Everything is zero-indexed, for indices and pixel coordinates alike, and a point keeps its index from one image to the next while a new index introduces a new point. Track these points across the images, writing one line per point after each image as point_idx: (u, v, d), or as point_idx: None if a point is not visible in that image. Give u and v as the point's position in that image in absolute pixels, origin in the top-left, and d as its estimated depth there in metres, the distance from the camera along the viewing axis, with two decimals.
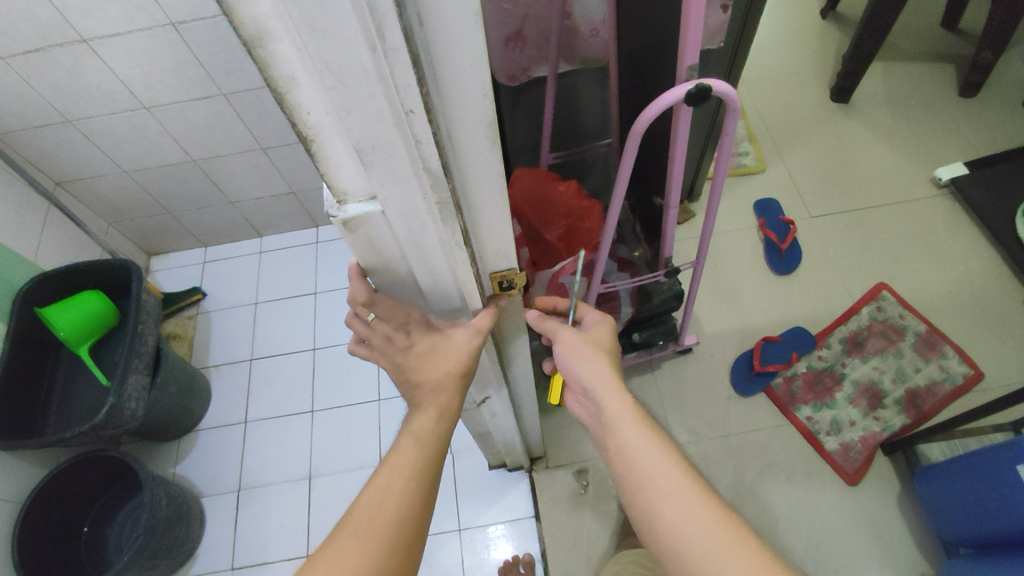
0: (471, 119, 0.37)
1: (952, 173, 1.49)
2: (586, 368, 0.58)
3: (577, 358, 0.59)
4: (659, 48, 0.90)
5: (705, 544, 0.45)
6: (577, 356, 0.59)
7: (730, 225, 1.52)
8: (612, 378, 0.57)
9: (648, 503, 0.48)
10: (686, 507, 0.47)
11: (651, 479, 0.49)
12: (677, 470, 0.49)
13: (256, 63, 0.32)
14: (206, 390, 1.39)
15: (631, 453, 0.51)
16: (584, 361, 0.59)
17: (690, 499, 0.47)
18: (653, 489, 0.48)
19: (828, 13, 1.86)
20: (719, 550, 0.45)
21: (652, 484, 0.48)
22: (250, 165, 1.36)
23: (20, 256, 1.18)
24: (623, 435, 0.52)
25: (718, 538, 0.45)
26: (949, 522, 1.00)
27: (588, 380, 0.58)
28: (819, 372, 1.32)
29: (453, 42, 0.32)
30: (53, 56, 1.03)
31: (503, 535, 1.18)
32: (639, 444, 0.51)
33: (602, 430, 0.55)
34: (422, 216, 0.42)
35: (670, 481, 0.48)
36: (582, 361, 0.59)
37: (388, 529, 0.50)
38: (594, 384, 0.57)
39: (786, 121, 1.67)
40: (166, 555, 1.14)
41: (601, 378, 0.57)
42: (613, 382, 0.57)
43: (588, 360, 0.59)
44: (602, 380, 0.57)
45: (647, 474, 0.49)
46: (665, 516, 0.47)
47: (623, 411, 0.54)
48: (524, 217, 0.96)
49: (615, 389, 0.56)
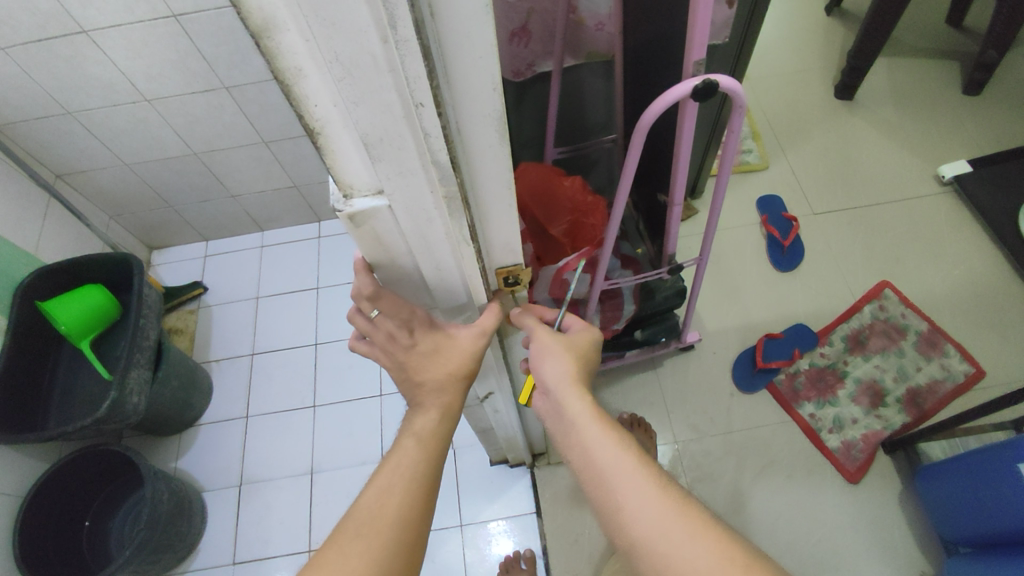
0: (479, 112, 0.36)
1: (955, 170, 1.49)
2: (549, 366, 0.57)
3: (543, 353, 0.57)
4: (666, 42, 0.89)
5: (668, 536, 0.45)
6: (543, 352, 0.57)
7: (733, 222, 1.52)
8: (574, 381, 0.56)
9: (610, 499, 0.48)
10: (647, 499, 0.47)
11: (610, 474, 0.49)
12: (641, 470, 0.49)
13: (263, 54, 0.32)
14: (207, 384, 1.39)
15: (590, 450, 0.51)
16: (550, 357, 0.57)
17: (648, 491, 0.47)
18: (612, 483, 0.48)
19: (834, 9, 1.85)
20: (682, 544, 0.44)
21: (612, 479, 0.49)
22: (251, 158, 1.35)
23: (19, 248, 1.17)
24: (581, 431, 0.52)
25: (680, 527, 0.45)
26: (950, 521, 1.00)
27: (551, 380, 0.56)
28: (821, 370, 1.32)
29: (464, 34, 0.31)
30: (54, 48, 1.02)
31: (503, 530, 1.18)
32: (597, 440, 0.51)
33: (562, 429, 0.55)
34: (430, 212, 0.42)
35: (627, 475, 0.48)
36: (550, 361, 0.57)
37: (390, 530, 0.49)
38: (555, 382, 0.56)
39: (790, 117, 1.67)
40: (167, 550, 1.14)
41: (563, 380, 0.56)
42: (575, 385, 0.55)
43: (553, 358, 0.57)
44: (563, 380, 0.56)
45: (605, 469, 0.49)
46: (625, 509, 0.47)
47: (580, 408, 0.53)
48: (529, 212, 0.96)
49: (575, 391, 0.55)
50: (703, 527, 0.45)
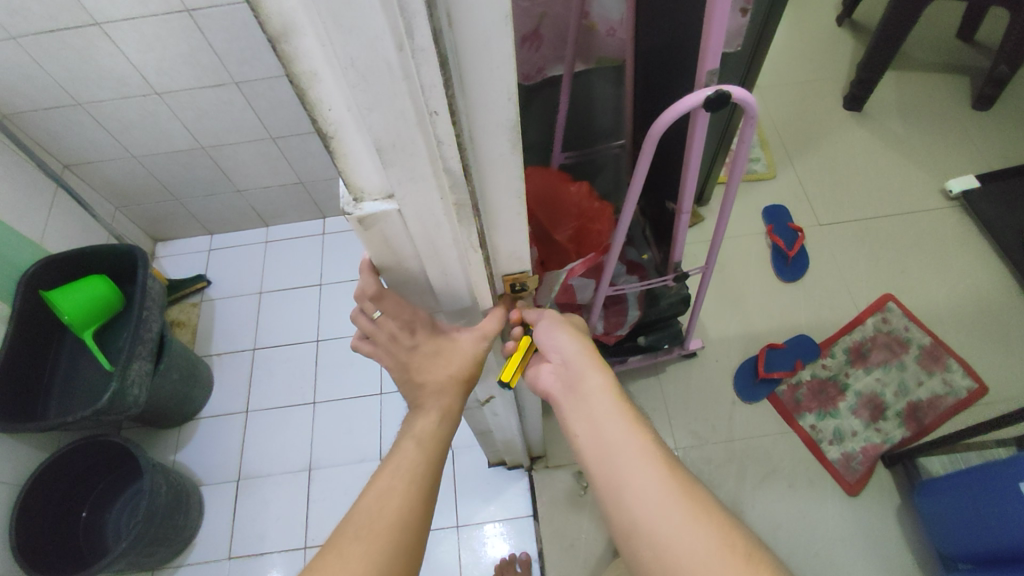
0: (494, 122, 0.36)
1: (963, 185, 1.49)
2: (564, 337, 0.56)
3: (557, 326, 0.56)
4: (677, 50, 0.89)
5: (668, 521, 0.45)
6: (553, 324, 0.57)
7: (740, 230, 1.52)
8: (592, 354, 0.55)
9: (616, 477, 0.48)
10: (652, 481, 0.47)
11: (619, 450, 0.49)
12: (649, 449, 0.49)
13: (279, 58, 0.32)
14: (207, 378, 1.39)
15: (603, 423, 0.51)
16: (563, 330, 0.56)
17: (655, 472, 0.47)
18: (619, 460, 0.49)
19: (845, 21, 1.84)
20: (684, 530, 0.44)
21: (620, 453, 0.49)
22: (259, 154, 1.36)
23: (25, 238, 1.18)
24: (593, 405, 0.52)
25: (682, 512, 0.45)
26: (949, 536, 0.99)
27: (568, 351, 0.55)
28: (823, 382, 1.32)
29: (481, 43, 0.31)
30: (65, 39, 1.02)
31: (499, 533, 1.18)
32: (611, 414, 0.51)
33: (573, 400, 0.54)
34: (440, 218, 0.42)
35: (635, 455, 0.49)
36: (567, 334, 0.56)
37: (388, 533, 0.49)
38: (573, 354, 0.55)
39: (798, 128, 1.67)
40: (163, 543, 1.14)
41: (581, 351, 0.55)
42: (592, 357, 0.55)
43: (570, 331, 0.56)
44: (581, 352, 0.55)
45: (614, 445, 0.49)
46: (628, 489, 0.47)
47: (599, 380, 0.53)
48: (534, 216, 0.94)
49: (592, 362, 0.54)
50: (705, 517, 0.45)
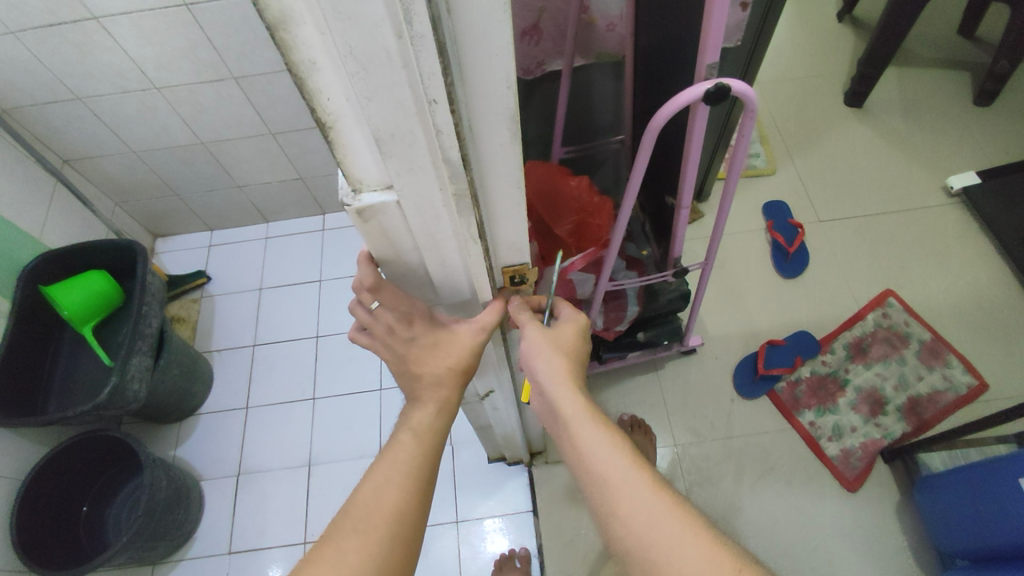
0: (493, 111, 0.36)
1: (964, 181, 1.48)
2: (541, 365, 0.55)
3: (534, 353, 0.56)
4: (674, 43, 0.88)
5: (658, 538, 0.45)
6: (535, 352, 0.56)
7: (741, 227, 1.51)
8: (568, 378, 0.54)
9: (605, 499, 0.48)
10: (643, 501, 0.47)
11: (606, 475, 0.49)
12: (636, 470, 0.49)
13: (277, 46, 0.32)
14: (207, 374, 1.39)
15: (583, 449, 0.50)
16: (539, 358, 0.55)
17: (643, 493, 0.47)
18: (608, 486, 0.48)
19: (845, 17, 1.84)
20: (673, 548, 0.44)
21: (606, 478, 0.48)
22: (259, 149, 1.35)
23: (25, 232, 1.18)
24: (574, 431, 0.52)
25: (673, 530, 0.45)
26: (948, 532, 0.99)
27: (543, 378, 0.55)
28: (823, 377, 1.32)
29: (480, 32, 0.31)
30: (62, 32, 1.02)
31: (499, 528, 1.18)
32: (591, 439, 0.51)
33: (555, 426, 0.55)
34: (439, 209, 0.41)
35: (623, 478, 0.48)
36: (541, 361, 0.55)
37: (386, 525, 0.49)
38: (548, 380, 0.55)
39: (799, 124, 1.66)
40: (165, 538, 1.14)
41: (556, 376, 0.54)
42: (567, 382, 0.54)
43: (545, 358, 0.55)
44: (556, 377, 0.54)
45: (600, 471, 0.49)
46: (617, 509, 0.47)
47: (574, 407, 0.53)
48: (534, 211, 0.95)
49: (567, 387, 0.54)
50: (694, 531, 0.45)
